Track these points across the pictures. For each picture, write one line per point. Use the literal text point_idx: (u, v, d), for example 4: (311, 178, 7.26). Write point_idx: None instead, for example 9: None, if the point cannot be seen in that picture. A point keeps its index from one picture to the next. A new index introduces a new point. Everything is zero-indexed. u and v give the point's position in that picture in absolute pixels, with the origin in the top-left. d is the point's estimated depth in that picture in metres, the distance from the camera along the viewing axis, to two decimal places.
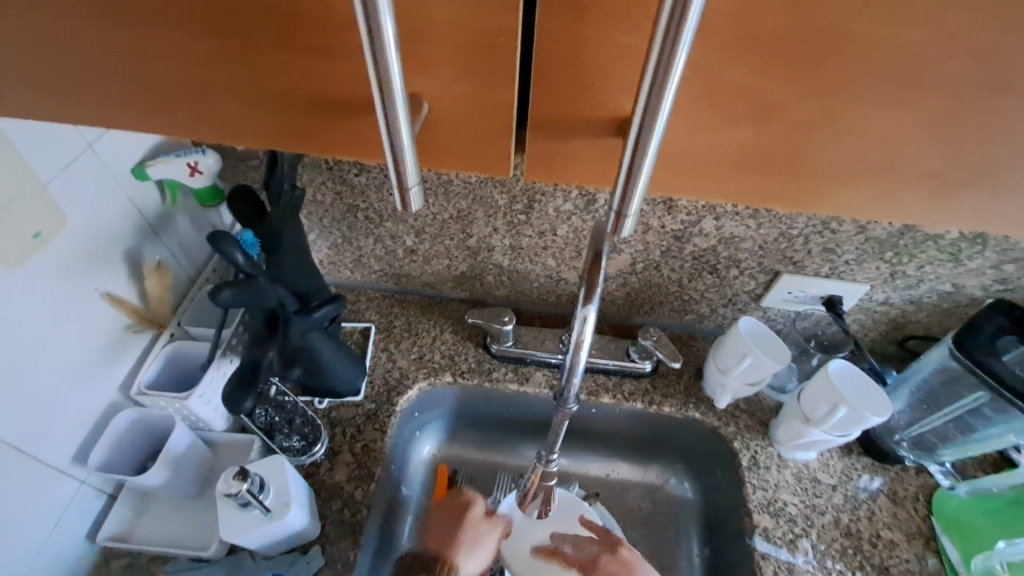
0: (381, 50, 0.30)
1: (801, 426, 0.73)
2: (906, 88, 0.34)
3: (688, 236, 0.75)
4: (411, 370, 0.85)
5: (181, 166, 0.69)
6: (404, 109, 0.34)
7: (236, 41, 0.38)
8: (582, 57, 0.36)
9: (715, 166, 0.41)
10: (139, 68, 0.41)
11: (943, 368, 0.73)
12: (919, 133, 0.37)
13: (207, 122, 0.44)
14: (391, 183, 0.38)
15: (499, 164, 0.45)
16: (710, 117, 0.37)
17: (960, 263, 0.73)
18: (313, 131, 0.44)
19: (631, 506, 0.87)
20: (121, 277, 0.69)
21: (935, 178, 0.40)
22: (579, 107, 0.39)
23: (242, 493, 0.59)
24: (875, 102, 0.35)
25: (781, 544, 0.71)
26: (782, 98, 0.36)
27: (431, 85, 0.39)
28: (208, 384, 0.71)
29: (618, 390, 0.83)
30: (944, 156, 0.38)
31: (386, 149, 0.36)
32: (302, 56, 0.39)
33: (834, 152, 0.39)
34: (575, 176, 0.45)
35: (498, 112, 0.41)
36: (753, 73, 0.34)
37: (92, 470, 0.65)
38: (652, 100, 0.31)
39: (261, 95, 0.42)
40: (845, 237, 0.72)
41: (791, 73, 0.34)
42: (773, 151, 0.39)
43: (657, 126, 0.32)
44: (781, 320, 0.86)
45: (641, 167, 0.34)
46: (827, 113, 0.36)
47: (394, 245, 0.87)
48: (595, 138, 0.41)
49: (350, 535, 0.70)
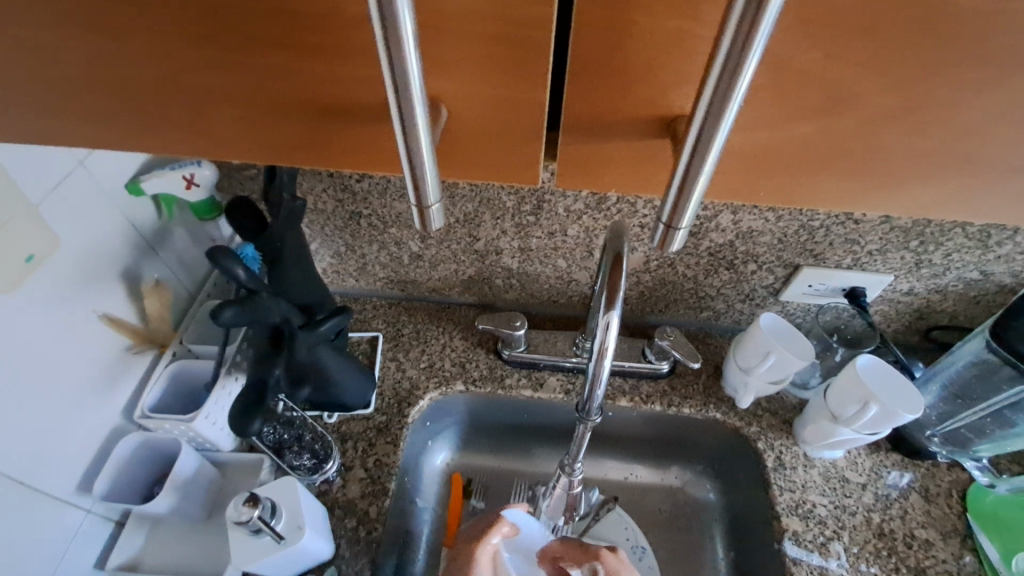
0: (399, 57, 0.28)
1: (829, 425, 0.70)
2: (978, 66, 0.32)
3: (704, 231, 0.72)
4: (421, 380, 0.83)
5: (177, 179, 0.67)
6: (425, 122, 0.31)
7: (238, 47, 0.36)
8: (622, 49, 0.33)
9: (754, 159, 0.39)
10: (150, 77, 0.38)
11: (978, 363, 0.69)
12: (995, 122, 0.35)
13: (218, 133, 0.42)
14: (410, 203, 0.36)
15: (526, 172, 0.43)
16: (760, 104, 0.35)
17: (989, 250, 0.70)
18: (325, 138, 0.42)
19: (652, 509, 0.85)
20: (120, 297, 0.67)
21: (994, 165, 0.38)
22: (618, 106, 0.37)
23: (252, 520, 0.57)
24: (939, 79, 0.33)
25: (812, 548, 0.68)
26: (853, 88, 0.34)
27: (457, 87, 0.37)
28: (214, 405, 0.68)
29: (636, 392, 0.81)
30: (1012, 143, 0.36)
31: (405, 166, 0.34)
32: (311, 60, 0.36)
33: (887, 139, 0.37)
34: (611, 180, 0.42)
35: (526, 114, 0.38)
36: (823, 59, 0.33)
37: (97, 499, 0.63)
38: (719, 96, 0.28)
39: (270, 104, 0.40)
40: (869, 226, 0.69)
41: (854, 53, 0.32)
42: (824, 139, 0.37)
43: (721, 129, 0.29)
44: (801, 314, 0.83)
45: (699, 174, 0.31)
46: (894, 99, 0.34)
47: (399, 251, 0.84)
48: (635, 140, 0.39)
49: (367, 554, 0.68)
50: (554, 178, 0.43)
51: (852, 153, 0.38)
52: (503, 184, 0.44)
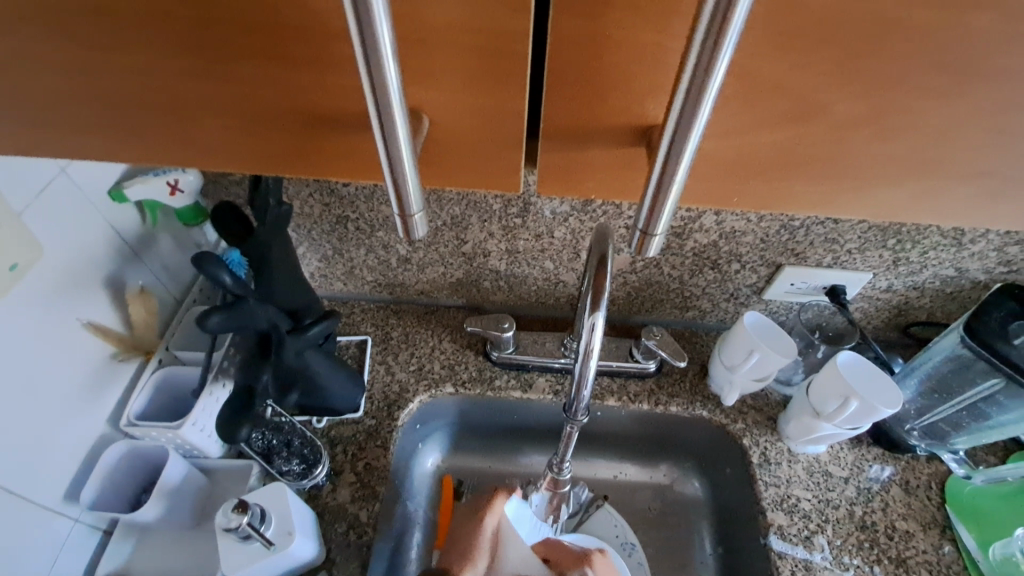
0: (378, 70, 0.28)
1: (811, 420, 0.72)
2: (943, 75, 0.33)
3: (688, 232, 0.74)
4: (410, 383, 0.83)
5: (161, 186, 0.66)
6: (405, 133, 0.32)
7: (221, 59, 0.36)
8: (598, 59, 0.34)
9: (731, 165, 0.40)
10: (129, 87, 0.38)
11: (953, 359, 0.71)
12: (957, 126, 0.36)
13: (200, 142, 0.42)
14: (393, 210, 0.36)
15: (509, 179, 0.43)
16: (732, 113, 0.36)
17: (964, 248, 0.72)
18: (310, 146, 0.42)
19: (641, 507, 0.86)
20: (104, 305, 0.66)
21: (960, 167, 0.39)
22: (596, 115, 0.38)
23: (242, 527, 0.57)
24: (904, 89, 0.34)
25: (797, 542, 0.69)
26: (821, 96, 0.35)
27: (438, 97, 0.37)
28: (201, 411, 0.68)
29: (623, 391, 0.82)
30: (977, 148, 0.37)
31: (387, 175, 0.34)
32: (294, 70, 0.37)
33: (856, 145, 0.38)
34: (591, 185, 0.43)
35: (506, 122, 0.39)
36: (790, 69, 0.34)
37: (84, 508, 0.62)
38: (689, 106, 0.29)
39: (252, 113, 0.40)
40: (848, 226, 0.70)
41: (821, 63, 0.33)
42: (796, 145, 0.38)
43: (693, 137, 0.30)
44: (783, 312, 0.85)
45: (673, 180, 0.32)
46: (861, 107, 0.35)
47: (387, 254, 0.84)
48: (614, 147, 0.40)
49: (358, 557, 0.68)
50: (539, 184, 0.44)
51: (824, 158, 0.39)
52: (488, 190, 0.45)
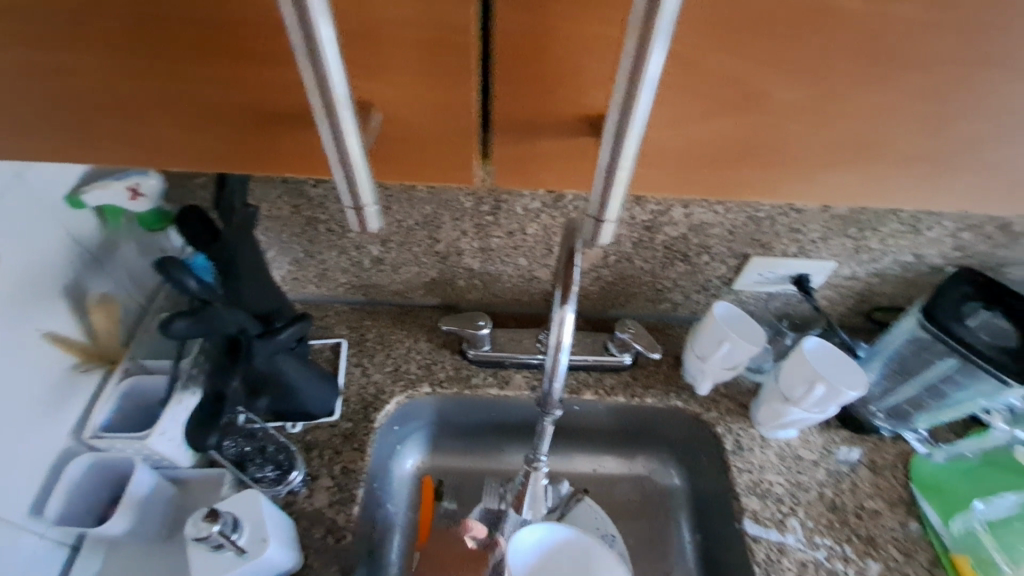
0: (320, 59, 0.28)
1: (780, 406, 0.74)
2: (877, 62, 0.35)
3: (658, 225, 0.75)
4: (387, 384, 0.82)
5: (120, 191, 0.64)
6: (352, 124, 0.31)
7: (165, 57, 0.35)
8: (546, 51, 0.35)
9: (685, 156, 0.41)
10: (65, 83, 0.37)
11: (914, 340, 0.74)
12: (894, 111, 0.38)
13: (142, 140, 0.41)
14: (345, 204, 0.36)
15: (462, 171, 0.43)
16: (682, 103, 0.37)
17: (920, 234, 0.74)
18: (263, 146, 0.41)
19: (620, 499, 0.87)
20: (63, 315, 0.64)
21: (902, 153, 0.41)
22: (548, 107, 0.38)
23: (212, 536, 0.56)
24: (842, 77, 0.36)
25: (770, 525, 0.71)
26: (764, 85, 0.36)
27: (388, 91, 0.37)
28: (170, 421, 0.66)
29: (599, 385, 0.83)
30: (917, 133, 0.39)
31: (336, 168, 0.33)
32: (242, 68, 0.36)
33: (803, 134, 0.39)
34: (548, 177, 0.43)
35: (458, 115, 0.39)
36: (732, 58, 0.35)
37: (49, 523, 0.60)
38: (629, 95, 0.29)
39: (196, 109, 0.39)
40: (811, 216, 0.72)
41: (761, 53, 0.34)
42: (746, 134, 0.39)
43: (635, 126, 0.31)
44: (753, 302, 0.86)
45: (620, 167, 0.33)
46: (803, 95, 0.37)
47: (359, 256, 0.83)
48: (567, 138, 0.40)
49: (336, 561, 0.67)
50: (495, 176, 0.44)
51: (774, 147, 0.40)
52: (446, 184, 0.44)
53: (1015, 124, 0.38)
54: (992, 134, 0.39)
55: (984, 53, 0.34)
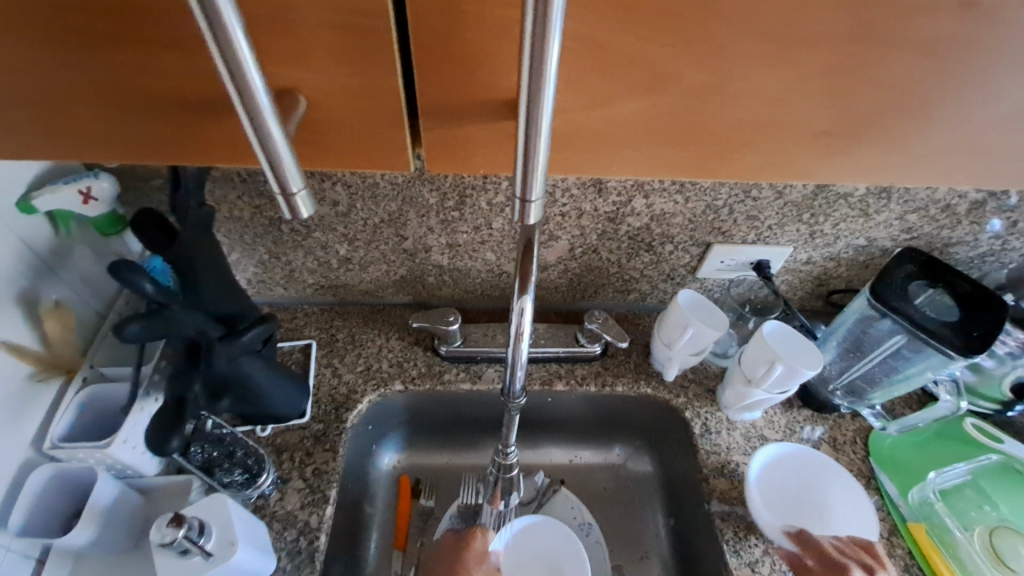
0: (229, 47, 0.29)
1: (744, 388, 0.76)
2: (788, 43, 0.37)
3: (621, 216, 0.76)
4: (358, 383, 0.82)
5: (72, 195, 0.63)
6: (270, 110, 0.32)
7: (91, 46, 0.37)
8: (464, 35, 0.36)
9: (622, 137, 0.43)
10: (9, 81, 0.39)
11: (863, 319, 0.77)
12: (806, 89, 0.40)
13: (85, 129, 0.43)
14: (274, 190, 0.37)
15: (398, 157, 0.45)
16: (610, 85, 0.39)
17: (870, 217, 0.77)
18: (198, 130, 0.43)
19: (597, 488, 0.88)
20: (17, 324, 0.62)
21: (827, 131, 0.43)
22: (473, 90, 0.40)
23: (177, 541, 0.55)
24: (759, 59, 0.37)
25: (737, 503, 0.73)
26: (675, 66, 0.38)
27: (314, 78, 0.39)
28: (131, 428, 0.65)
29: (571, 375, 0.84)
30: (838, 113, 0.41)
31: (260, 154, 0.34)
32: (165, 55, 0.38)
33: (730, 114, 0.41)
34: (481, 161, 0.45)
35: (382, 101, 0.41)
36: (647, 39, 0.36)
37: (12, 535, 0.59)
38: (535, 78, 0.30)
39: (131, 97, 0.41)
40: (766, 203, 0.75)
41: (674, 36, 0.36)
42: (675, 116, 0.41)
43: (544, 109, 0.32)
44: (717, 289, 0.89)
45: (537, 148, 0.34)
46: (721, 75, 0.39)
47: (326, 255, 0.83)
48: (493, 122, 0.42)
49: (307, 562, 0.67)
50: (428, 162, 0.45)
51: (705, 129, 0.42)
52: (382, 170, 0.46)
53: (923, 99, 0.40)
54: (908, 109, 0.41)
55: (888, 34, 0.36)
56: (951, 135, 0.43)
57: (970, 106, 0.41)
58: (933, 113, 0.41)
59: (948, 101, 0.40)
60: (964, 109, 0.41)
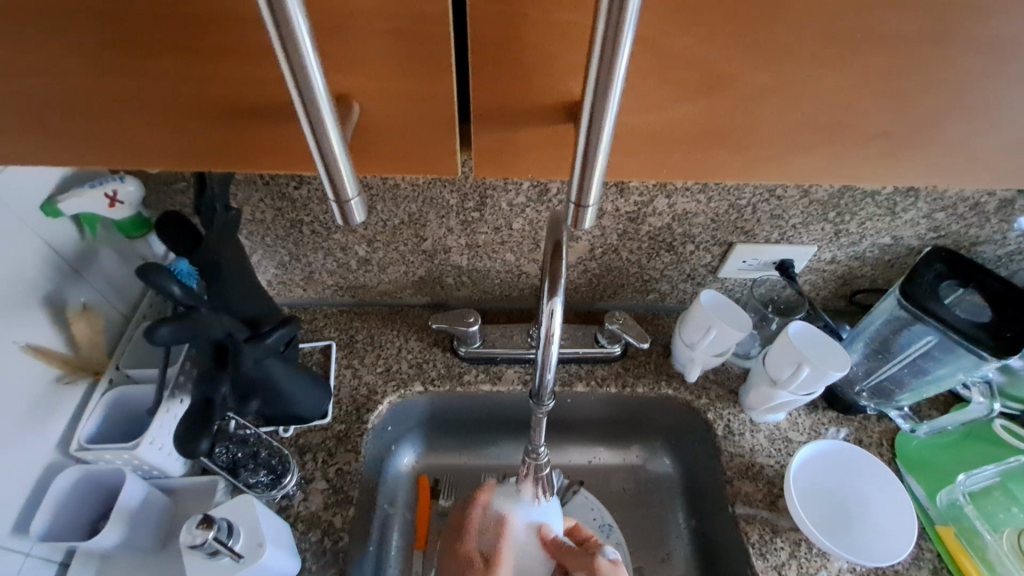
0: (297, 56, 0.29)
1: (768, 390, 0.75)
2: (841, 44, 0.36)
3: (642, 217, 0.76)
4: (378, 385, 0.82)
5: (98, 198, 0.64)
6: (332, 119, 0.33)
7: (136, 55, 0.38)
8: (517, 38, 0.36)
9: (662, 140, 0.43)
10: (55, 92, 0.40)
11: (892, 319, 0.76)
12: (854, 92, 0.39)
13: (127, 137, 0.43)
14: (329, 199, 0.37)
15: (441, 162, 0.45)
16: (654, 89, 0.39)
17: (897, 216, 0.76)
18: (238, 138, 0.44)
19: (616, 489, 0.88)
20: (45, 327, 0.63)
21: (870, 132, 0.42)
22: (523, 96, 0.39)
23: (208, 542, 0.55)
24: (808, 60, 0.37)
25: (762, 506, 0.73)
26: (725, 68, 0.37)
27: (363, 84, 0.39)
28: (159, 429, 0.65)
29: (591, 376, 0.83)
30: (882, 114, 0.41)
31: (318, 162, 0.35)
32: (213, 62, 0.38)
33: (775, 118, 0.41)
34: (529, 167, 0.45)
35: (431, 107, 0.41)
36: (699, 42, 0.36)
37: (36, 540, 0.59)
38: (602, 82, 0.31)
39: (178, 104, 0.41)
40: (790, 202, 0.74)
41: (727, 39, 0.36)
42: (718, 120, 0.41)
43: (609, 111, 0.32)
44: (738, 289, 0.88)
45: (598, 152, 0.34)
46: (771, 77, 0.38)
47: (346, 257, 0.83)
48: (542, 126, 0.42)
49: (334, 563, 0.67)
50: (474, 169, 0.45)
51: (745, 132, 0.42)
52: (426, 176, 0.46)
53: (974, 100, 0.39)
54: (955, 111, 0.40)
55: (942, 35, 0.36)
56: (997, 137, 0.42)
57: (1020, 106, 0.40)
58: (980, 114, 0.40)
59: (997, 103, 0.40)
60: (1012, 109, 0.40)
